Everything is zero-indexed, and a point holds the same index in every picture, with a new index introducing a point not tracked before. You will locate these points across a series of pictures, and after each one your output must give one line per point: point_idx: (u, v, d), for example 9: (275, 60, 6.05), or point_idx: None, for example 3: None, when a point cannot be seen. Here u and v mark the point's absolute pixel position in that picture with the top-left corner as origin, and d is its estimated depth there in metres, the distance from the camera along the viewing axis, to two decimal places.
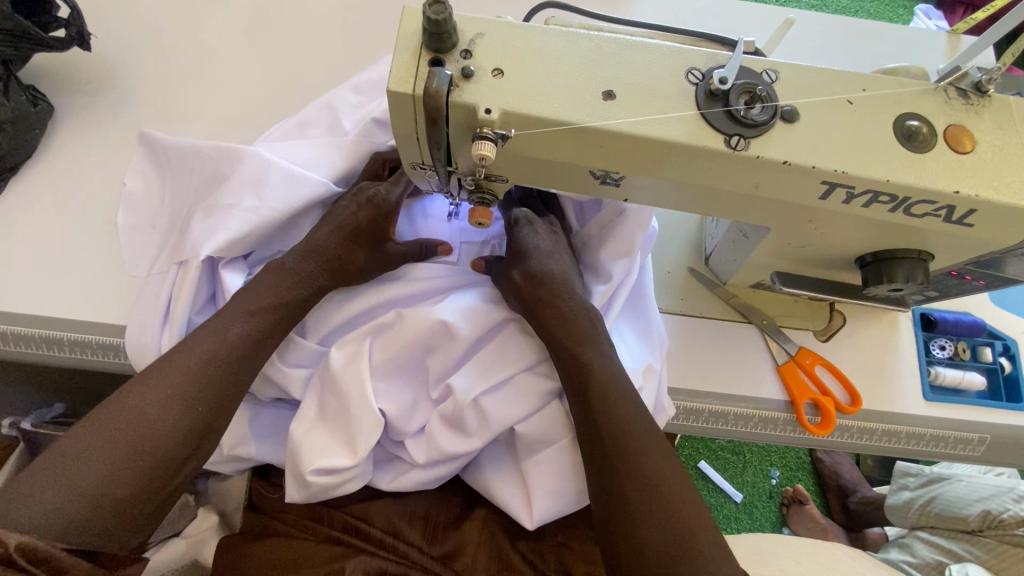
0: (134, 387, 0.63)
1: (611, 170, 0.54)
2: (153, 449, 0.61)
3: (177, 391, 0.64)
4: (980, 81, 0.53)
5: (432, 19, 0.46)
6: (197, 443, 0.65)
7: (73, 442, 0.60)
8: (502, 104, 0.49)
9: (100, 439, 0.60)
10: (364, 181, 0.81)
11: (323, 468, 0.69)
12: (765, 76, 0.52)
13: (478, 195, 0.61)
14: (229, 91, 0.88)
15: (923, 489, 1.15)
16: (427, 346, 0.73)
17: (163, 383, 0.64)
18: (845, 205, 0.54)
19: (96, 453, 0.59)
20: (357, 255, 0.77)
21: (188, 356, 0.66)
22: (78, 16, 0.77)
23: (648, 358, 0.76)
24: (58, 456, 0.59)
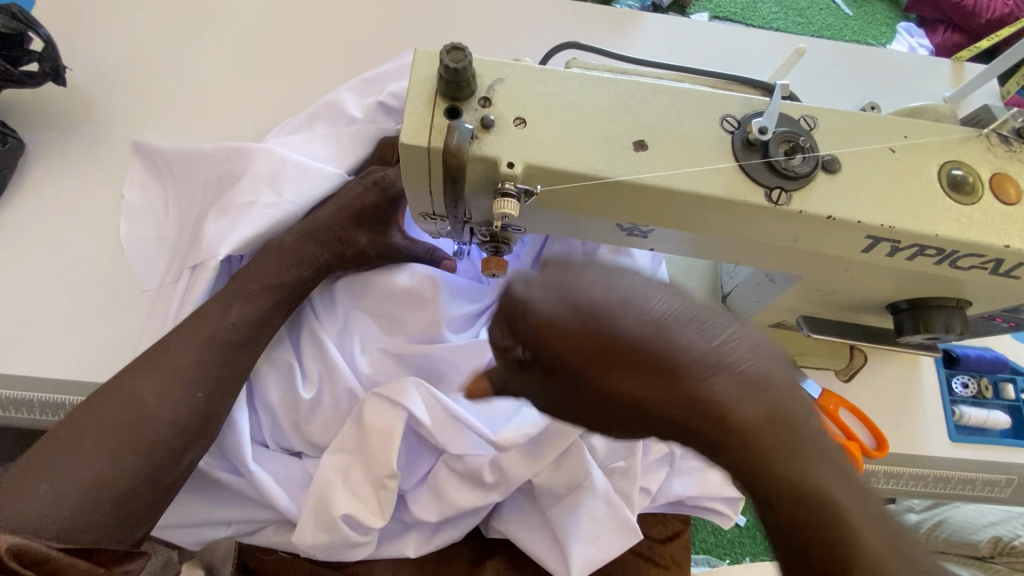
0: (130, 374, 0.61)
1: (639, 223, 0.50)
2: (153, 437, 0.59)
3: (176, 377, 0.61)
4: (1022, 127, 0.51)
5: (450, 66, 0.43)
6: (199, 429, 0.61)
7: (66, 432, 0.57)
8: (526, 157, 0.45)
9: (95, 429, 0.58)
10: (374, 168, 0.76)
11: (352, 515, 0.63)
12: (804, 122, 0.49)
13: (492, 244, 0.57)
14: (215, 120, 0.82)
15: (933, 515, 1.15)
16: (440, 354, 0.68)
17: (160, 368, 0.61)
18: (888, 258, 0.51)
19: (91, 443, 0.57)
20: (360, 236, 0.72)
21: (183, 344, 0.63)
22: (53, 48, 0.71)
23: None
24: (51, 449, 0.56)
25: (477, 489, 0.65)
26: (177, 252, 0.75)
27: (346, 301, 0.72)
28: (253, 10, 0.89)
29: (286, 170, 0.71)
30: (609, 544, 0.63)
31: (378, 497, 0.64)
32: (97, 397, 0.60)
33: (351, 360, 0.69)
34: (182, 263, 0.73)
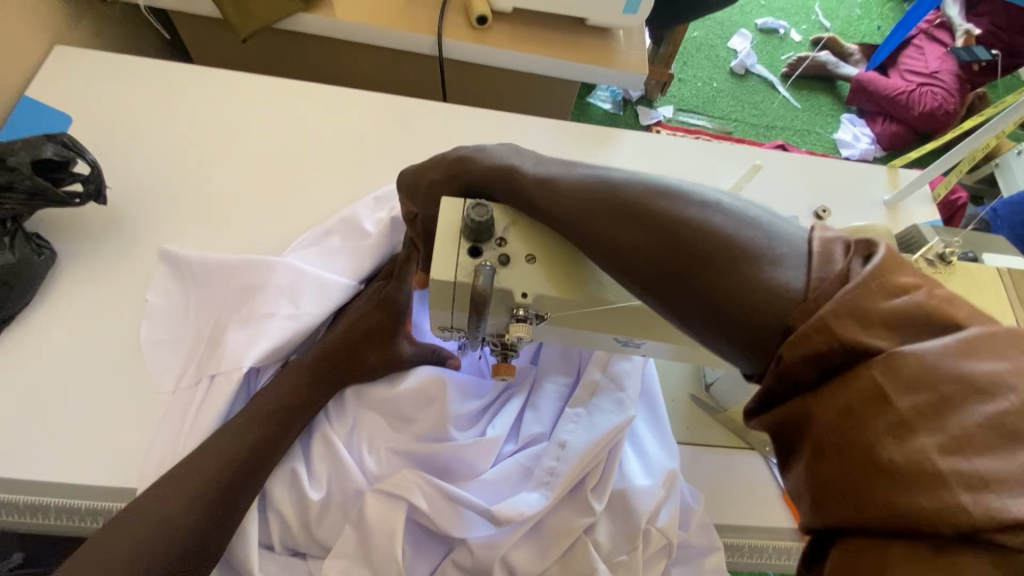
0: (161, 490, 0.65)
1: (632, 337, 0.58)
2: (177, 554, 0.63)
3: (200, 490, 0.65)
4: (943, 253, 0.62)
5: (475, 220, 0.51)
6: (220, 542, 0.65)
7: (93, 551, 0.61)
8: (537, 289, 0.53)
9: (125, 548, 0.61)
10: (380, 283, 0.84)
11: None
12: None
13: (502, 353, 0.63)
14: (237, 228, 0.89)
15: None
16: (448, 453, 0.71)
17: (189, 485, 0.65)
18: None
19: (121, 561, 0.61)
20: (370, 349, 0.78)
21: (211, 457, 0.67)
22: (99, 172, 0.77)
23: (666, 474, 0.71)
24: (85, 567, 0.60)
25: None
26: (193, 354, 0.78)
27: (355, 403, 0.76)
28: (276, 128, 0.99)
29: (307, 282, 0.79)
30: None
31: None
32: (126, 513, 0.63)
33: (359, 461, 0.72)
34: (199, 368, 0.76)
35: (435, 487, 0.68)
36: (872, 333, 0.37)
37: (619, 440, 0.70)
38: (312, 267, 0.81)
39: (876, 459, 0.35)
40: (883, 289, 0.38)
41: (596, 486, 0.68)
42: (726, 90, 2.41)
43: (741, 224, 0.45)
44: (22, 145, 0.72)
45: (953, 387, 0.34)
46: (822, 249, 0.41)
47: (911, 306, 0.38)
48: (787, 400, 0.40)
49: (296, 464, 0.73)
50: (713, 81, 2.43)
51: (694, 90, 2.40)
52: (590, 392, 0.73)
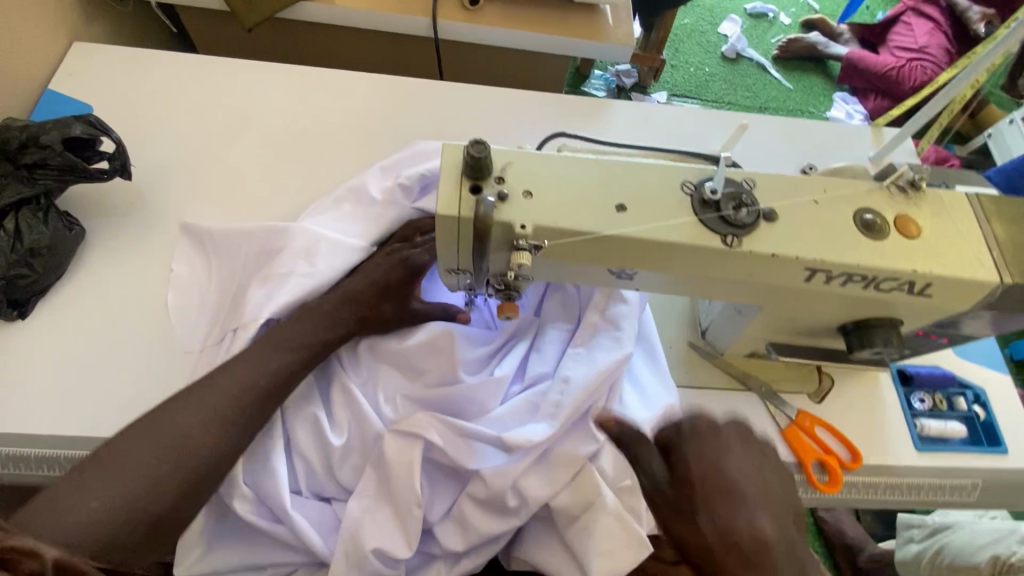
0: (178, 406, 0.70)
1: (626, 267, 0.62)
2: (188, 465, 0.67)
3: (216, 414, 0.70)
4: (914, 179, 0.66)
5: (474, 156, 0.56)
6: (229, 459, 0.70)
7: (113, 455, 0.66)
8: (534, 221, 0.58)
9: (143, 455, 0.67)
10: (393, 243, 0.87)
11: (384, 549, 0.70)
12: (745, 184, 0.63)
13: (506, 293, 0.67)
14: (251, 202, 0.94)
15: (929, 539, 1.43)
16: (459, 394, 0.76)
17: (205, 404, 0.71)
18: (826, 285, 0.63)
19: (140, 465, 0.66)
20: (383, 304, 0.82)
21: (227, 383, 0.72)
22: (123, 150, 0.83)
23: (663, 404, 0.76)
24: (105, 467, 0.66)
25: (493, 517, 0.72)
26: (218, 316, 0.83)
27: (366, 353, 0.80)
28: (284, 110, 1.04)
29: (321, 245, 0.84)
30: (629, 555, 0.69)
31: (407, 531, 0.71)
32: (145, 425, 0.69)
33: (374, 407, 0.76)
34: (223, 327, 0.81)
35: (448, 425, 0.73)
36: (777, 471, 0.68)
37: (618, 375, 0.75)
38: (328, 232, 0.85)
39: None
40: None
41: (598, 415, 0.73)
42: (718, 75, 2.46)
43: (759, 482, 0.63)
44: (53, 125, 0.78)
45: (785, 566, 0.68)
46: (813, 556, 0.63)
47: None
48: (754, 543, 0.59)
49: (313, 414, 0.77)
50: (705, 66, 2.47)
51: (687, 76, 2.44)
52: (589, 333, 0.78)
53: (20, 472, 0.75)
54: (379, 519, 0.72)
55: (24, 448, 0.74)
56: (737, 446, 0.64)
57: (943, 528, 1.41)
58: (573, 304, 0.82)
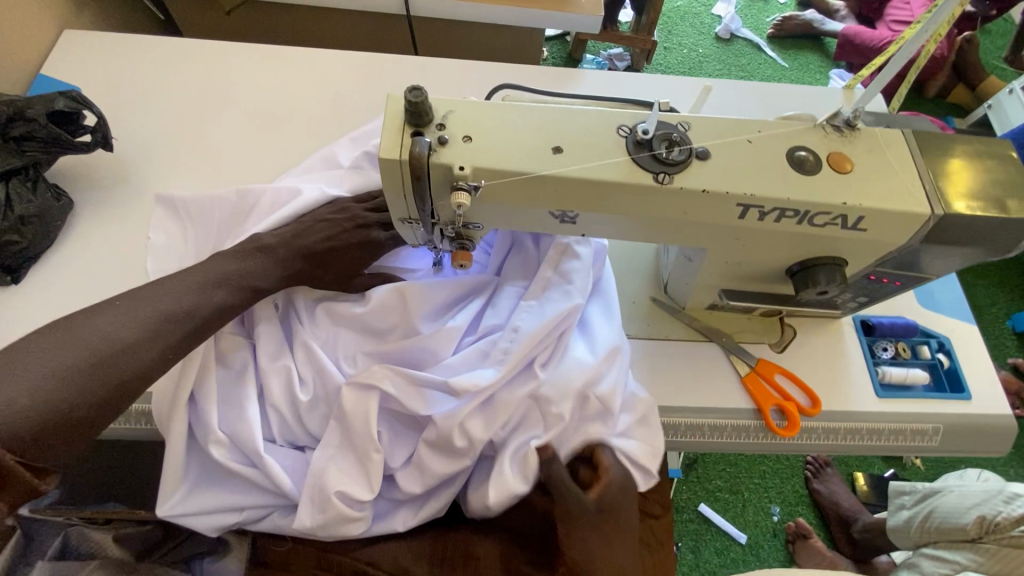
0: (106, 312, 0.71)
1: (566, 209, 0.65)
2: (109, 363, 0.67)
3: (156, 326, 0.71)
4: (849, 118, 0.68)
5: (412, 101, 0.59)
6: (154, 365, 0.70)
7: (40, 351, 0.65)
8: (473, 162, 0.61)
9: (60, 351, 0.66)
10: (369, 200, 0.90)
11: (345, 490, 0.74)
12: (680, 126, 0.65)
13: (457, 240, 0.71)
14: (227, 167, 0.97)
15: (919, 505, 1.39)
16: (421, 342, 0.80)
17: (135, 310, 0.72)
18: (760, 222, 0.66)
19: (55, 360, 0.65)
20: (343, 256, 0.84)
21: (162, 297, 0.74)
22: (104, 123, 0.88)
23: (615, 348, 0.79)
24: (18, 360, 0.64)
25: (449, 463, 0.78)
26: None
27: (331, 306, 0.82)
28: (263, 87, 1.09)
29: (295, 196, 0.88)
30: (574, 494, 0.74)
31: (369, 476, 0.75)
32: (66, 328, 0.69)
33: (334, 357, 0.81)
34: None
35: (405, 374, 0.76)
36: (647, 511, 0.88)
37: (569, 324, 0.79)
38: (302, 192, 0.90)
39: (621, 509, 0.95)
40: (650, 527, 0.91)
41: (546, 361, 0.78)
42: (711, 55, 2.45)
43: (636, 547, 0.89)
44: (37, 100, 0.84)
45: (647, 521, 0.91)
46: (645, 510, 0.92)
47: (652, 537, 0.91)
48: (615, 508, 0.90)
49: (281, 366, 0.80)
50: (699, 47, 2.47)
51: (680, 57, 2.44)
52: (542, 285, 0.81)
53: None
54: (343, 465, 0.76)
55: None
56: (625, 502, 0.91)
57: (934, 492, 1.38)
58: (529, 258, 0.86)
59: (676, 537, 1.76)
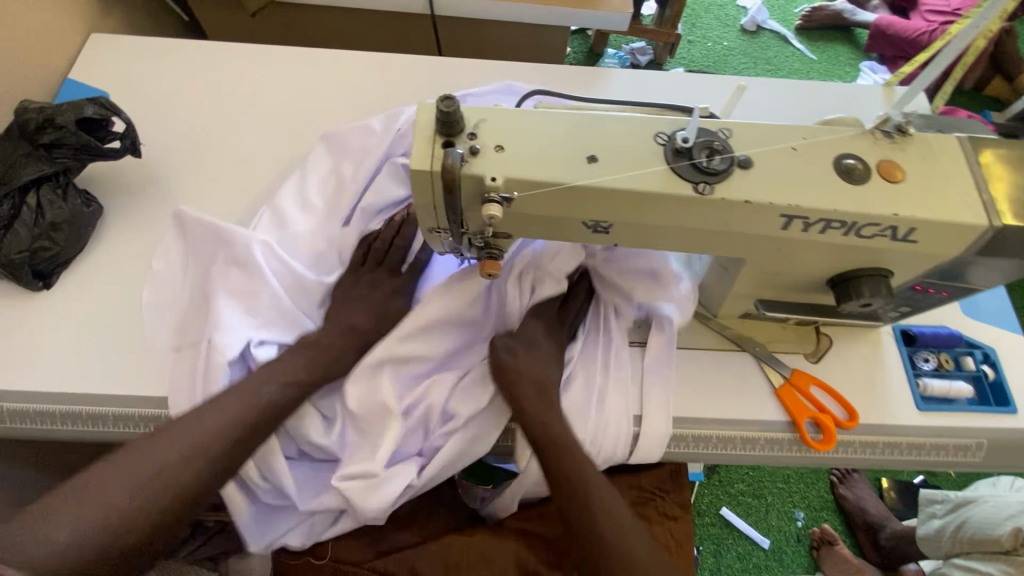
0: (163, 437, 0.71)
1: (600, 220, 0.63)
2: (160, 500, 0.68)
3: (197, 448, 0.71)
4: (900, 123, 0.64)
5: (444, 111, 0.58)
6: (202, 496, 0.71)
7: (97, 487, 0.67)
8: (505, 173, 0.59)
9: (117, 483, 0.68)
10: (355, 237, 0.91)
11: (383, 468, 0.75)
12: (721, 133, 0.63)
13: (486, 250, 0.69)
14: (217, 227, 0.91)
15: (953, 514, 1.34)
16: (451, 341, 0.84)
17: (187, 441, 0.71)
18: (804, 233, 0.63)
19: (111, 492, 0.67)
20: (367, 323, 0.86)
21: (213, 417, 0.73)
22: (132, 128, 0.88)
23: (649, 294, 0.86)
24: (84, 488, 0.67)
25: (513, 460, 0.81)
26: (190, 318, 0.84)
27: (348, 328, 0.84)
28: (287, 90, 1.08)
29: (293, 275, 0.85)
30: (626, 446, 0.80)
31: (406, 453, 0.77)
32: (127, 451, 0.70)
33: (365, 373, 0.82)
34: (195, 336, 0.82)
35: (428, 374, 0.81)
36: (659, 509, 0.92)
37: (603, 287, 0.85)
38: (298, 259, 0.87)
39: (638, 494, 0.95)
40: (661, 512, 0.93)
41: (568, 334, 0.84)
42: (737, 48, 2.39)
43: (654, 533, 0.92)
44: (67, 107, 0.83)
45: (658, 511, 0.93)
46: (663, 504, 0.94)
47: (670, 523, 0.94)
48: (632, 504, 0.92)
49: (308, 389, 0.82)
50: (724, 40, 2.41)
51: (704, 50, 2.38)
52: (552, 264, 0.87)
53: (49, 428, 0.81)
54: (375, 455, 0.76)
55: (49, 405, 0.80)
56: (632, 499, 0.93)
57: (966, 502, 1.33)
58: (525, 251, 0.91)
59: (697, 541, 1.73)
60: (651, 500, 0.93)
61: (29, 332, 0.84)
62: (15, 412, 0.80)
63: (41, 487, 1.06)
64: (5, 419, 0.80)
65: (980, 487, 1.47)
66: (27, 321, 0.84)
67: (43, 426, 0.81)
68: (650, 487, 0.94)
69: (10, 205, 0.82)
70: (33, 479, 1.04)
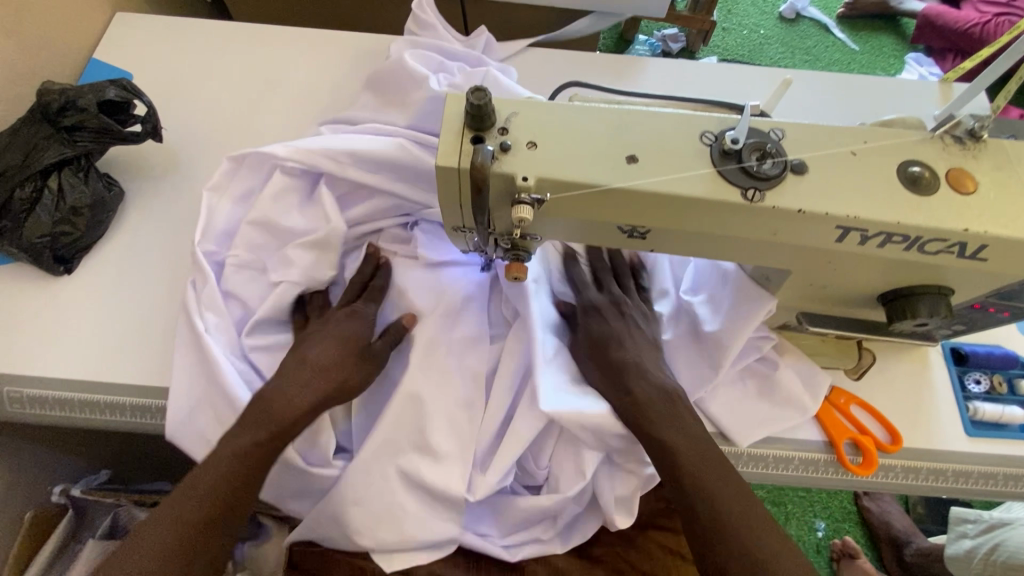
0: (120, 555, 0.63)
1: (637, 225, 0.59)
2: None
3: (160, 555, 0.63)
4: (974, 127, 0.58)
5: (475, 103, 0.54)
6: None
7: None
8: (537, 173, 0.55)
9: None
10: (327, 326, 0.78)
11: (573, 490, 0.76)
12: (773, 134, 0.58)
13: (513, 253, 0.65)
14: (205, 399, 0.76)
15: (985, 536, 1.29)
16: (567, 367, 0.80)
17: (149, 547, 0.63)
18: (861, 247, 0.58)
19: None
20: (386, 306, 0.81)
21: (176, 514, 0.65)
22: (153, 112, 0.86)
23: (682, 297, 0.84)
24: None
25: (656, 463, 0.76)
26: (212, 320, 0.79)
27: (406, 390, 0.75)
28: (310, 75, 1.05)
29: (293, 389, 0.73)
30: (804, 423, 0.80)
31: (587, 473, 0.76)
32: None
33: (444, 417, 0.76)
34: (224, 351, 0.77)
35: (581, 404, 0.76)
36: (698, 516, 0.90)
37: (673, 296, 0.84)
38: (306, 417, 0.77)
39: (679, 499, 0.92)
40: None
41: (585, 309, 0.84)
42: (774, 37, 2.27)
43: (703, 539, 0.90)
44: (89, 90, 0.82)
45: None
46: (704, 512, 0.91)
47: None
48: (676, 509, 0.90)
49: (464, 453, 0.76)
50: (760, 28, 2.30)
51: (739, 39, 2.28)
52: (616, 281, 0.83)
53: (67, 415, 0.81)
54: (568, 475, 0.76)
55: (68, 393, 0.80)
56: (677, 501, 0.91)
57: (1002, 524, 1.28)
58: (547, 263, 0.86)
59: None
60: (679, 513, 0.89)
61: (47, 318, 0.83)
62: (34, 398, 0.80)
63: (61, 468, 1.07)
64: (24, 404, 0.80)
65: (1016, 508, 1.40)
66: (46, 306, 0.84)
67: (62, 414, 0.81)
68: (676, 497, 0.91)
69: (32, 187, 0.81)
70: (55, 459, 1.06)
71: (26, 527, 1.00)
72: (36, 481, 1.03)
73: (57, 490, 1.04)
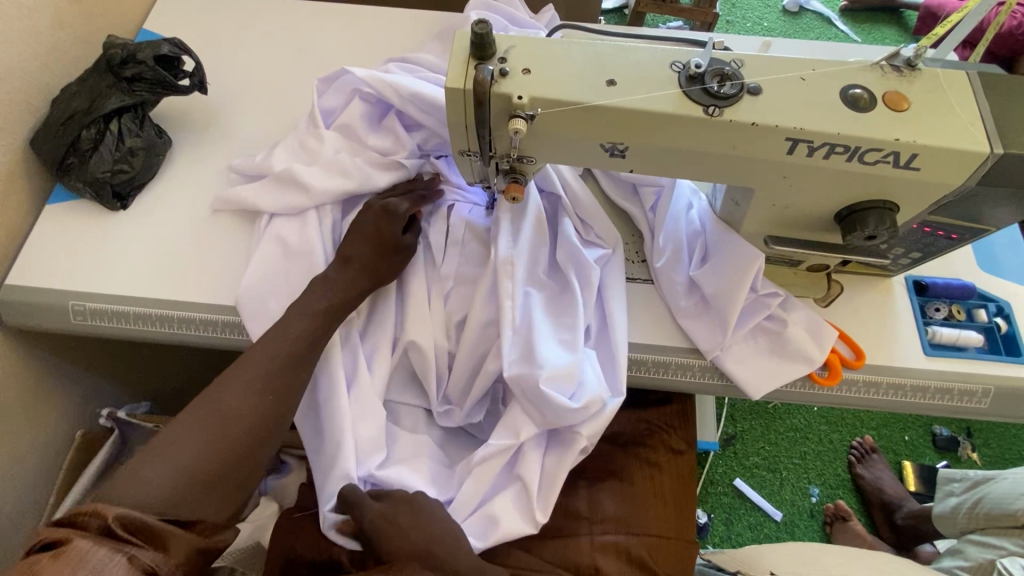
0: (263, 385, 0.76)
1: (616, 141, 0.69)
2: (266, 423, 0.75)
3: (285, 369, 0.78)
4: (910, 58, 0.68)
5: (477, 33, 0.65)
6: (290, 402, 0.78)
7: (230, 427, 0.73)
8: (531, 92, 0.66)
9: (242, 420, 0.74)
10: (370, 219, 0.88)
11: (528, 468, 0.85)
12: (733, 63, 0.67)
13: (512, 174, 0.75)
14: (247, 287, 0.89)
15: (969, 492, 1.32)
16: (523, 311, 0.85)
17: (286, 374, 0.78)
18: (809, 158, 0.67)
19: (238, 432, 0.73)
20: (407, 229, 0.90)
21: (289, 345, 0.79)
22: (201, 67, 0.98)
23: (681, 239, 0.90)
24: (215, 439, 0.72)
25: (581, 407, 0.81)
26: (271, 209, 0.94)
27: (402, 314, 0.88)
28: (337, 43, 1.17)
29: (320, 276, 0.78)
30: (793, 362, 0.85)
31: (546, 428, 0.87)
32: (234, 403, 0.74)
33: (448, 338, 0.90)
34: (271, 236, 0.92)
35: (522, 341, 0.84)
36: (680, 441, 1.00)
37: (675, 245, 0.90)
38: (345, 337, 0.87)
39: (664, 424, 1.01)
40: (675, 441, 0.99)
41: (571, 283, 0.89)
42: (778, 29, 2.36)
43: (686, 460, 0.99)
44: (146, 45, 0.95)
45: (677, 442, 1.00)
46: (685, 437, 1.00)
47: (690, 453, 1.00)
48: (656, 433, 1.00)
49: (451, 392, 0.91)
50: (765, 21, 2.38)
51: (745, 30, 2.35)
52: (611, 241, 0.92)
53: (122, 327, 0.92)
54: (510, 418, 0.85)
55: (124, 306, 0.91)
56: (659, 428, 1.00)
57: (985, 480, 1.31)
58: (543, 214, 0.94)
59: (708, 509, 1.76)
60: (657, 433, 1.00)
61: (108, 243, 0.95)
62: (95, 311, 0.91)
63: (107, 394, 1.19)
64: (87, 316, 0.91)
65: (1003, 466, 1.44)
66: (106, 234, 0.96)
67: (118, 327, 0.92)
68: (657, 422, 1.01)
69: (96, 129, 0.94)
70: (104, 386, 1.17)
71: (77, 443, 1.12)
72: (87, 403, 1.14)
73: (105, 413, 1.14)
